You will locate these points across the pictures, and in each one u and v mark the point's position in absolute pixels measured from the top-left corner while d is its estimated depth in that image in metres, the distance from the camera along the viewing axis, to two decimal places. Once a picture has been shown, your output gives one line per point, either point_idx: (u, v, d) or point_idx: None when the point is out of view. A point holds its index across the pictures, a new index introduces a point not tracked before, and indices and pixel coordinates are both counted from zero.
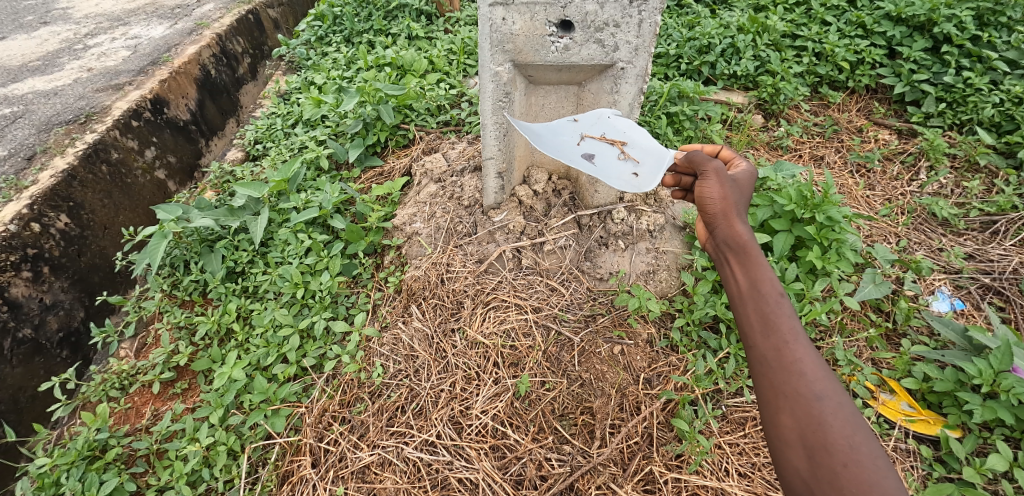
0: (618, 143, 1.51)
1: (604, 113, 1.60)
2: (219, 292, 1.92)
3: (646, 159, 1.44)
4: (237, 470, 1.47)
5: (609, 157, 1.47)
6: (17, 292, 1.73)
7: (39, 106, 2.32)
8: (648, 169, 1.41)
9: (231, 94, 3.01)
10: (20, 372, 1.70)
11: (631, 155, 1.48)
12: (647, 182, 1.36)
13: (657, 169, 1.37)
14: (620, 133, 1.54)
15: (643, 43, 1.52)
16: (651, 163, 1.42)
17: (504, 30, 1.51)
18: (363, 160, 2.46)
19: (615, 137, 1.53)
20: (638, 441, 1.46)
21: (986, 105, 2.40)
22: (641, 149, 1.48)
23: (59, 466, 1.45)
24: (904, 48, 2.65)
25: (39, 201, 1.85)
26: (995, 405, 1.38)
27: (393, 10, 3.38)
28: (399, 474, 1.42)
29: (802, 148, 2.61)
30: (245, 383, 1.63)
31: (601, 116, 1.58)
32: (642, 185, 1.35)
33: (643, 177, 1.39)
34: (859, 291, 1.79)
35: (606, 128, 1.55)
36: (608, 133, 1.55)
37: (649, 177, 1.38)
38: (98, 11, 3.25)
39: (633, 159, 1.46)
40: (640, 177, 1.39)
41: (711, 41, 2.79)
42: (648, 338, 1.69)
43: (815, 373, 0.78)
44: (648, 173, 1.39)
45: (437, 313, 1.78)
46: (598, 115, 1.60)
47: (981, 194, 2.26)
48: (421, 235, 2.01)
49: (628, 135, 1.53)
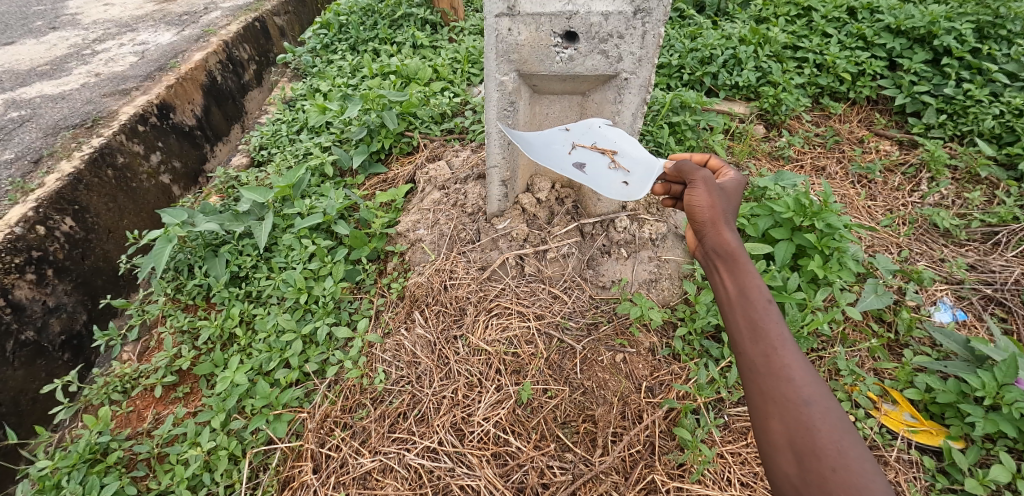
0: (610, 152, 1.52)
1: (595, 122, 1.62)
2: (223, 296, 1.93)
3: (637, 169, 1.44)
4: (238, 475, 1.46)
5: (599, 166, 1.48)
6: (21, 294, 1.73)
7: (47, 109, 2.35)
8: (642, 174, 1.41)
9: (236, 101, 3.04)
10: (22, 374, 1.70)
11: (621, 164, 1.48)
12: (641, 191, 1.34)
13: (647, 178, 1.37)
14: (610, 142, 1.55)
15: (646, 54, 1.53)
16: (642, 170, 1.42)
17: (509, 41, 1.54)
18: (367, 167, 2.48)
19: (606, 146, 1.54)
20: (640, 449, 1.45)
21: (986, 117, 2.43)
22: (631, 159, 1.49)
23: (61, 469, 1.45)
24: (904, 60, 2.68)
25: (44, 204, 1.86)
26: (997, 417, 1.37)
27: (398, 19, 3.43)
28: (400, 481, 1.41)
29: (803, 159, 2.63)
30: (248, 387, 1.63)
31: (592, 126, 1.59)
32: (637, 194, 1.34)
33: (633, 186, 1.38)
34: (862, 300, 1.78)
35: (596, 137, 1.57)
36: (599, 142, 1.56)
37: (640, 185, 1.37)
38: (106, 17, 3.30)
39: (623, 168, 1.46)
40: (631, 185, 1.39)
41: (713, 52, 2.82)
42: (650, 347, 1.69)
43: (803, 379, 0.78)
44: (639, 181, 1.39)
45: (439, 319, 1.79)
46: (590, 125, 1.62)
47: (982, 205, 2.28)
48: (425, 242, 2.02)
49: (619, 144, 1.54)
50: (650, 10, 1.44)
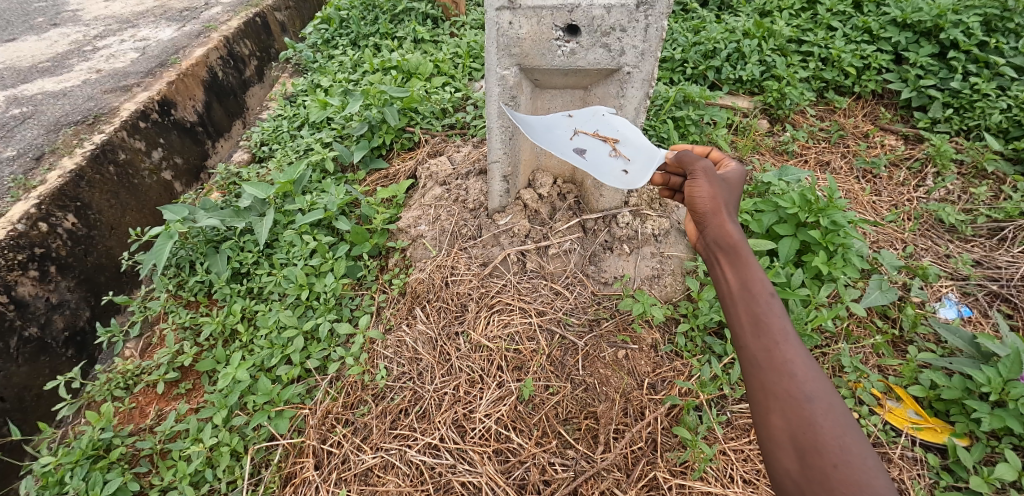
0: (612, 140, 1.51)
1: (599, 110, 1.60)
2: (224, 293, 1.93)
3: (638, 157, 1.42)
4: (240, 471, 1.47)
5: (600, 154, 1.46)
6: (24, 291, 1.74)
7: (48, 106, 2.34)
8: (642, 162, 1.38)
9: (237, 96, 3.03)
10: (26, 370, 1.71)
11: (622, 152, 1.46)
12: (642, 177, 1.31)
13: (646, 167, 1.34)
14: (614, 130, 1.53)
15: (649, 48, 1.52)
16: (643, 158, 1.39)
17: (511, 34, 1.52)
18: (368, 163, 2.47)
19: (609, 134, 1.52)
20: (642, 446, 1.45)
21: (993, 111, 2.40)
22: (633, 147, 1.47)
23: (63, 464, 1.46)
24: (910, 54, 2.65)
25: (46, 201, 1.86)
26: (1003, 413, 1.36)
27: (399, 14, 3.41)
28: (402, 477, 1.41)
29: (807, 154, 2.60)
30: (249, 384, 1.63)
31: (597, 113, 1.56)
32: (641, 179, 1.30)
33: (633, 173, 1.35)
34: (866, 296, 1.77)
35: (600, 124, 1.55)
36: (601, 129, 1.54)
37: (639, 173, 1.34)
38: (107, 13, 3.28)
39: (624, 156, 1.45)
40: (630, 173, 1.36)
41: (716, 45, 2.80)
42: (652, 343, 1.68)
43: (805, 373, 0.77)
44: (638, 170, 1.36)
45: (441, 316, 1.78)
46: (595, 112, 1.59)
47: (988, 200, 2.25)
48: (426, 238, 2.01)
49: (622, 132, 1.52)
50: (652, 3, 1.42)
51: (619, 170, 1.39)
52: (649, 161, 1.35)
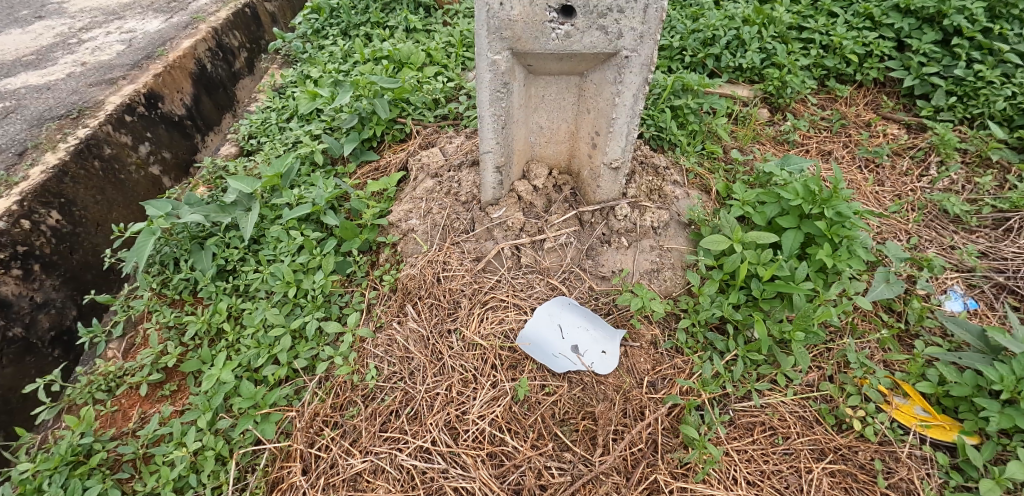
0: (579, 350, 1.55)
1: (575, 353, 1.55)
2: (209, 291, 1.87)
3: (602, 355, 1.55)
4: (225, 476, 1.41)
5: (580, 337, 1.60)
6: (7, 291, 1.68)
7: (31, 100, 2.26)
8: (603, 341, 1.60)
9: (227, 89, 2.94)
10: (11, 372, 1.65)
11: (588, 354, 1.55)
12: (617, 361, 1.56)
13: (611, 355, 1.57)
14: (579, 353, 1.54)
15: (648, 30, 1.45)
16: (598, 336, 1.62)
17: (501, 16, 1.43)
18: (358, 155, 2.41)
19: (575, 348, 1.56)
20: (642, 448, 1.40)
21: (998, 99, 2.34)
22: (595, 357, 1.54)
23: (42, 471, 1.40)
24: (913, 41, 2.57)
25: (28, 197, 1.79)
26: (1015, 413, 1.31)
27: (390, 3, 3.32)
28: (391, 482, 1.36)
29: (809, 143, 2.54)
30: (235, 385, 1.57)
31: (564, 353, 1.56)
32: (616, 365, 1.55)
33: (606, 348, 1.59)
34: (871, 289, 1.74)
35: (570, 352, 1.55)
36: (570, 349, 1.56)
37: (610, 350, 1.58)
38: (94, 5, 3.18)
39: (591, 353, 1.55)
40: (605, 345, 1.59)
41: (716, 33, 2.72)
42: (652, 340, 1.64)
43: None
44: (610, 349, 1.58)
45: (433, 313, 1.72)
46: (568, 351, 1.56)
47: (993, 190, 2.20)
48: (417, 232, 1.95)
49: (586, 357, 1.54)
50: None
51: (591, 359, 1.55)
52: (612, 341, 1.60)
